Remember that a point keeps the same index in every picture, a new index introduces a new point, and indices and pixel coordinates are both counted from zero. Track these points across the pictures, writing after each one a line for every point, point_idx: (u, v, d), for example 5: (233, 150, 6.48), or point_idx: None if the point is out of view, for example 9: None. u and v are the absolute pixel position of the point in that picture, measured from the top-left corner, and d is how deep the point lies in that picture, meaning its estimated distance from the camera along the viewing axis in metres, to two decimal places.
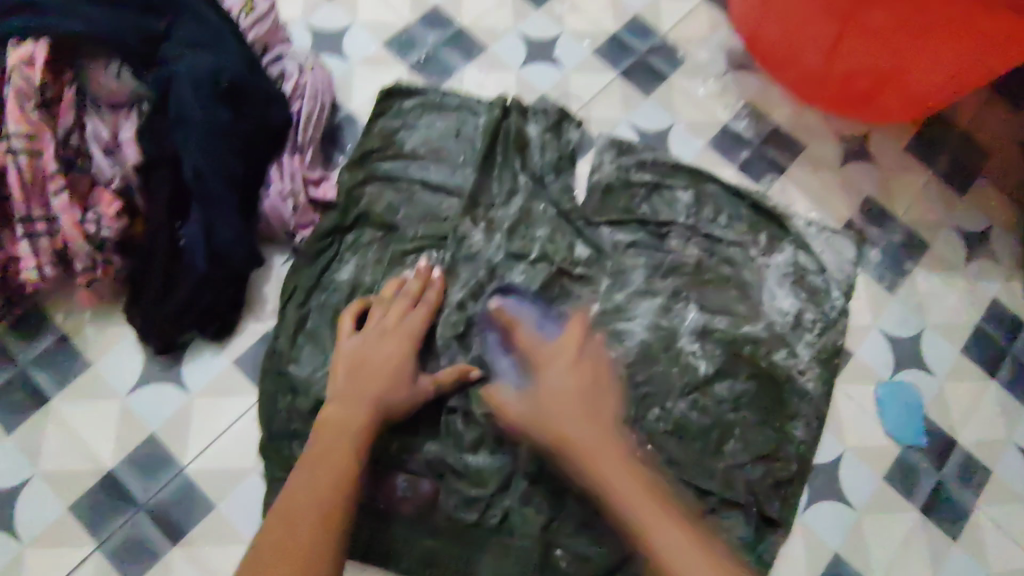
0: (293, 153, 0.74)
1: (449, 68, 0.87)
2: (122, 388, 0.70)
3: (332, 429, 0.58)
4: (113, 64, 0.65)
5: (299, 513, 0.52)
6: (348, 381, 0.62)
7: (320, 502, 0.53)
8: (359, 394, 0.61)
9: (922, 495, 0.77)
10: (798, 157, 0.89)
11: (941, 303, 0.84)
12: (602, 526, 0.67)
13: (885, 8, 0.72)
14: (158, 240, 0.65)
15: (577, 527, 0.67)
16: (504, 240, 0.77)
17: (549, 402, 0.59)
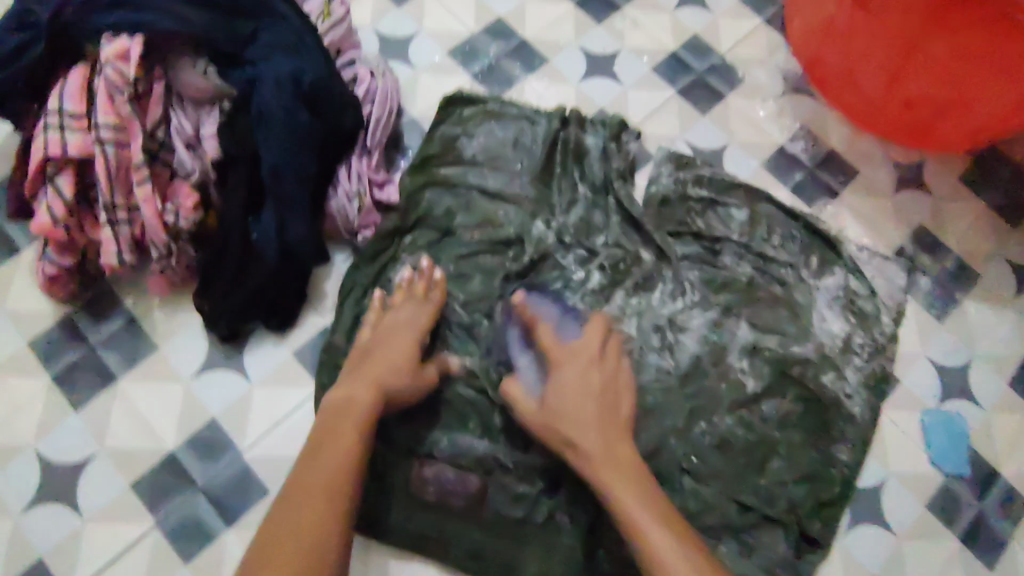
0: (361, 155, 0.76)
1: (509, 78, 0.90)
2: (185, 374, 0.72)
3: (338, 413, 0.60)
4: (201, 61, 0.68)
5: (304, 498, 0.54)
6: (352, 372, 0.64)
7: (326, 489, 0.54)
8: (362, 381, 0.63)
9: (967, 528, 0.75)
10: (852, 182, 0.88)
11: (993, 334, 0.83)
12: None
13: (954, 35, 0.72)
14: (231, 237, 0.68)
15: None
16: (564, 245, 0.80)
17: (561, 409, 0.63)
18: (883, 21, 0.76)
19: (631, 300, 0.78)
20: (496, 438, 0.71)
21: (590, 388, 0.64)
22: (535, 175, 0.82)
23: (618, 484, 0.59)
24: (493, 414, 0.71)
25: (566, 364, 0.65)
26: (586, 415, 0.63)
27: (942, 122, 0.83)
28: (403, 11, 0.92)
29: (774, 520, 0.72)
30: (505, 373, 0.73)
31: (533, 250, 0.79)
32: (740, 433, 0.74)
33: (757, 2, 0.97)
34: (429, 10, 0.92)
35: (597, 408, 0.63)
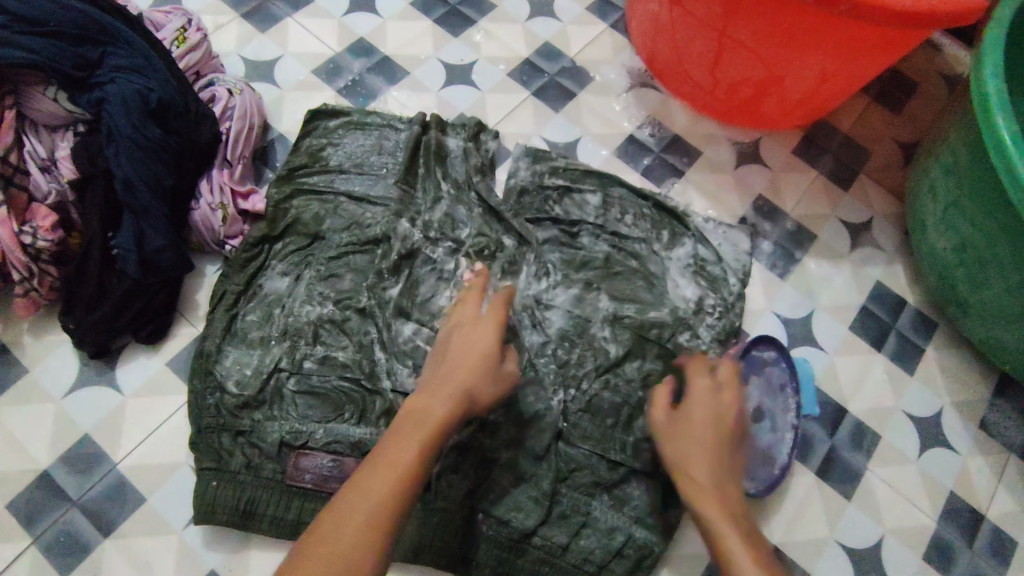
0: (223, 168, 0.80)
1: (373, 92, 0.95)
2: (58, 393, 0.73)
3: (411, 421, 0.55)
4: (50, 88, 0.70)
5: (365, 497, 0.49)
6: (438, 366, 0.60)
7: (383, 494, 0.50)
8: (443, 386, 0.58)
9: (821, 462, 0.81)
10: (696, 163, 0.97)
11: (831, 285, 0.91)
12: (519, 495, 0.73)
13: (749, 24, 0.81)
14: (92, 250, 0.70)
15: (500, 494, 0.73)
16: (431, 238, 0.83)
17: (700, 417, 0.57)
18: (694, 14, 0.86)
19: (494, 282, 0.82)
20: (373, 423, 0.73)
21: (715, 432, 0.57)
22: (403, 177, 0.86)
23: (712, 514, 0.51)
24: (373, 401, 0.74)
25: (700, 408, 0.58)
26: (705, 464, 0.54)
27: (767, 99, 0.93)
28: (267, 37, 0.97)
29: (643, 473, 0.75)
30: (382, 361, 0.75)
31: (402, 243, 0.81)
32: (607, 396, 0.78)
33: (601, 11, 1.07)
34: (293, 34, 0.97)
35: (712, 446, 0.55)
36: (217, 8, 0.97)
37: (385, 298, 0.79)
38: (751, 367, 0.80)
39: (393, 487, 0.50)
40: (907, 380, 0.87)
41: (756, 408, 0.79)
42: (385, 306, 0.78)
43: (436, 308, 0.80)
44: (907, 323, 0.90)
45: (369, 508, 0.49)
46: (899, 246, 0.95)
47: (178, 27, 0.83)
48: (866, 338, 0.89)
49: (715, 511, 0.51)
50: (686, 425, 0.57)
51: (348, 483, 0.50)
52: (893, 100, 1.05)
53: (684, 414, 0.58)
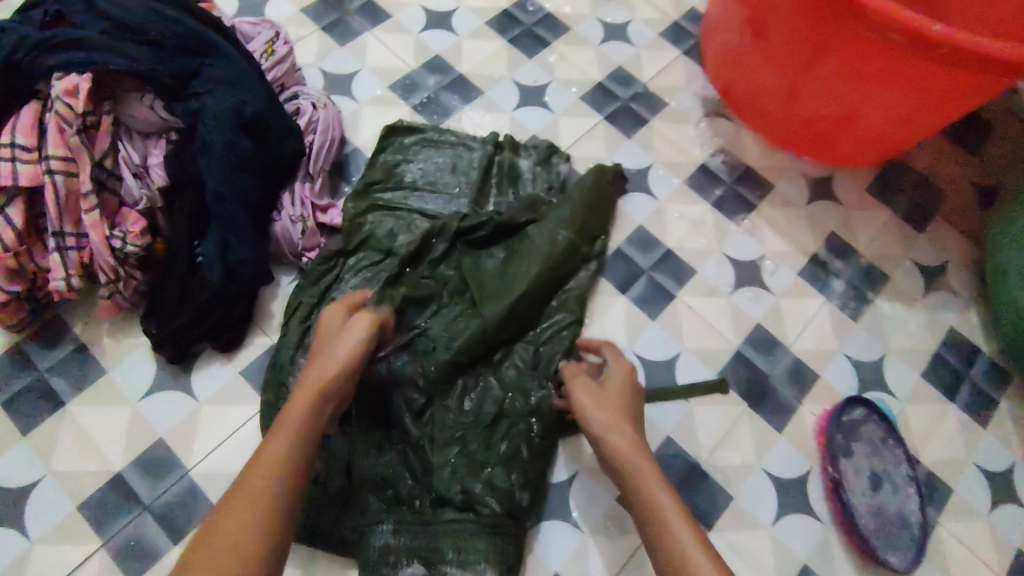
0: (304, 181, 0.81)
1: (447, 109, 0.95)
2: (134, 395, 0.74)
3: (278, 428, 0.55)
4: (147, 96, 0.72)
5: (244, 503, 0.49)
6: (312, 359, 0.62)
7: (266, 495, 0.50)
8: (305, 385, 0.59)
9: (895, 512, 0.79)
10: (768, 196, 0.95)
11: (903, 330, 0.89)
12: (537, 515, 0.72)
13: (833, 61, 0.81)
14: (178, 258, 0.71)
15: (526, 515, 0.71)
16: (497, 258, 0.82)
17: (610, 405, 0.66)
18: (775, 48, 0.85)
19: (568, 306, 0.81)
20: (444, 447, 0.72)
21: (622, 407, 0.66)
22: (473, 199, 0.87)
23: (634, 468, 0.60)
24: (454, 419, 0.74)
25: (613, 379, 0.69)
26: (624, 429, 0.64)
27: (846, 136, 0.91)
28: (346, 51, 0.98)
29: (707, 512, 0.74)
30: (455, 381, 0.76)
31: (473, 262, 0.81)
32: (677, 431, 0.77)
33: (675, 37, 1.06)
34: (371, 49, 0.98)
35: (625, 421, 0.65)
36: (298, 19, 0.99)
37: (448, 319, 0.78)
38: (846, 434, 0.79)
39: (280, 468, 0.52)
40: (979, 432, 0.85)
41: (869, 476, 0.77)
42: (457, 326, 0.77)
43: (508, 324, 0.77)
44: (981, 374, 0.88)
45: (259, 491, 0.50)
46: (973, 293, 0.93)
47: (268, 40, 0.84)
48: (938, 386, 0.86)
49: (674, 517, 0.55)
50: (603, 391, 0.67)
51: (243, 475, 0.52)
52: (970, 141, 1.03)
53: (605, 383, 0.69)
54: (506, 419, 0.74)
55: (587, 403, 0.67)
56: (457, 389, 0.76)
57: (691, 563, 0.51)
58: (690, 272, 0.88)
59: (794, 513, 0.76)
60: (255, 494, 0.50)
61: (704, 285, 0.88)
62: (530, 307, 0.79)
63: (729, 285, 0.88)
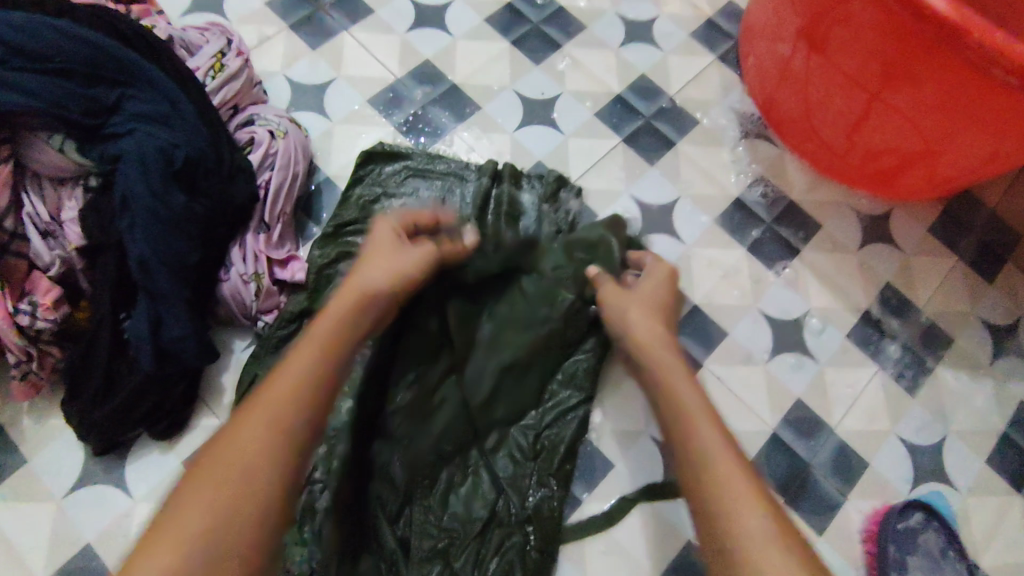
0: (259, 230, 0.67)
1: (437, 129, 0.81)
2: (58, 491, 0.63)
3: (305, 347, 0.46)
4: (56, 135, 0.57)
5: (283, 391, 0.43)
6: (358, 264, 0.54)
7: (285, 410, 0.42)
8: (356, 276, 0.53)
9: None
10: (813, 238, 0.81)
11: (967, 405, 0.76)
12: None
13: (915, 88, 0.65)
14: (101, 333, 0.59)
15: None
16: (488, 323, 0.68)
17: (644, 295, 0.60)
18: (839, 65, 0.70)
19: (576, 382, 0.69)
20: (423, 566, 0.61)
21: (655, 300, 0.60)
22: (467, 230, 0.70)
23: (664, 362, 0.53)
24: (436, 526, 0.63)
25: (649, 283, 0.62)
26: (655, 323, 0.57)
27: (914, 171, 0.76)
28: (318, 55, 0.82)
29: None
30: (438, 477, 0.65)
31: (455, 329, 0.66)
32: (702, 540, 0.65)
33: (709, 39, 0.90)
34: (349, 53, 0.83)
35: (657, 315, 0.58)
36: (262, 16, 0.83)
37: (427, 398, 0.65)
38: (902, 546, 0.67)
39: (314, 379, 0.44)
40: None
41: None
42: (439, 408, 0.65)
43: (495, 409, 0.66)
44: None
45: (275, 409, 0.42)
46: None
47: (216, 52, 0.69)
48: (1006, 474, 0.74)
49: (701, 419, 0.47)
50: (636, 291, 0.61)
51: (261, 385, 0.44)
52: None
53: (639, 288, 0.61)
54: (498, 527, 0.63)
55: (621, 302, 0.60)
56: (440, 488, 0.64)
57: (724, 477, 0.43)
58: (720, 333, 0.75)
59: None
60: (293, 383, 0.44)
61: (736, 350, 0.74)
62: (518, 383, 0.67)
63: (765, 349, 0.75)
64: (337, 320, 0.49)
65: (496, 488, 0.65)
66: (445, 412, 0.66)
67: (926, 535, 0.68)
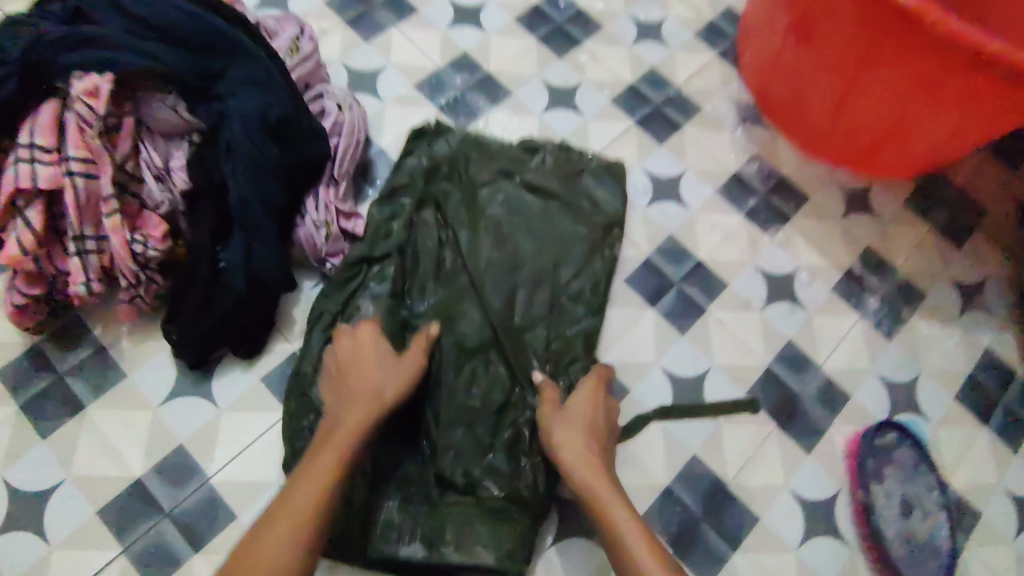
0: (328, 185, 0.78)
1: (474, 111, 0.93)
2: (154, 400, 0.73)
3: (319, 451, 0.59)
4: (170, 98, 0.70)
5: (306, 491, 0.56)
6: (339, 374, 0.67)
7: (296, 524, 0.54)
8: (357, 391, 0.65)
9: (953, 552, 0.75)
10: (802, 207, 0.92)
11: (938, 350, 0.86)
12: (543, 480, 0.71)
13: (888, 71, 0.77)
14: (200, 264, 0.69)
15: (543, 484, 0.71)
16: (500, 250, 0.79)
17: (576, 419, 0.68)
18: (823, 54, 0.82)
19: (584, 298, 0.80)
20: (455, 430, 0.72)
21: (590, 418, 0.68)
22: (502, 174, 0.83)
23: (597, 489, 0.62)
24: (462, 405, 0.73)
25: (577, 402, 0.69)
26: (586, 444, 0.65)
27: (889, 148, 0.88)
28: (371, 47, 0.95)
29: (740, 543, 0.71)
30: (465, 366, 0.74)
31: (483, 249, 0.79)
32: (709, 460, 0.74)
33: (711, 38, 1.03)
34: (398, 45, 0.96)
35: (586, 434, 0.67)
36: (323, 13, 0.96)
37: (455, 306, 0.76)
38: (877, 458, 0.78)
39: (322, 490, 0.56)
40: (1013, 458, 0.83)
41: (901, 502, 0.77)
42: (461, 312, 0.76)
43: (517, 309, 0.77)
44: (1017, 396, 0.86)
45: (284, 530, 0.53)
46: (1011, 313, 0.90)
47: (292, 37, 0.82)
48: (972, 409, 0.84)
49: (636, 550, 0.57)
50: (565, 413, 0.68)
51: (286, 488, 0.57)
52: (1013, 153, 0.99)
53: (567, 406, 0.69)
54: (513, 410, 0.74)
55: (552, 423, 0.67)
56: (466, 373, 0.74)
57: None
58: (721, 285, 0.86)
59: (818, 537, 0.75)
60: (311, 493, 0.56)
61: (735, 299, 0.85)
62: (537, 290, 0.78)
63: (761, 299, 0.86)
64: (350, 429, 0.61)
65: (512, 377, 0.75)
66: (474, 313, 0.76)
67: (899, 450, 0.79)
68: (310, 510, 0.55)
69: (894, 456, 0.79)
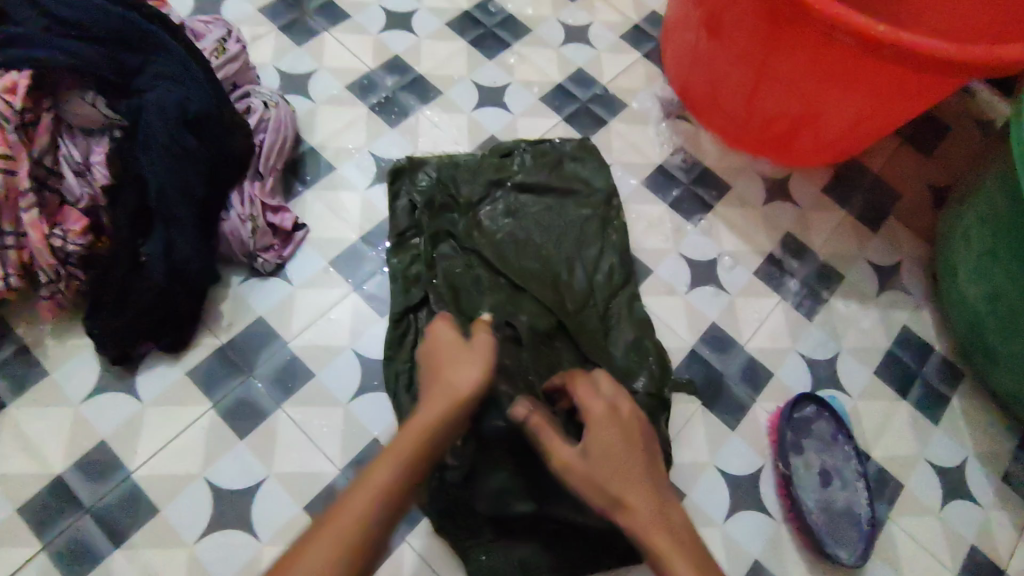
0: (254, 180, 0.80)
1: (404, 110, 0.95)
2: (76, 397, 0.73)
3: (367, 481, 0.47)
4: (89, 94, 0.71)
5: (347, 513, 0.45)
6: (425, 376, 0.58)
7: (342, 542, 0.44)
8: (433, 394, 0.55)
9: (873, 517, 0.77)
10: (725, 197, 0.96)
11: (857, 328, 0.90)
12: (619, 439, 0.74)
13: (787, 57, 0.81)
14: (120, 255, 0.70)
15: None
16: (519, 256, 0.81)
17: (604, 463, 0.54)
18: (731, 45, 0.86)
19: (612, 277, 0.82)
20: None
21: (631, 448, 0.55)
22: (493, 184, 0.85)
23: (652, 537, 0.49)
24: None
25: (595, 430, 0.57)
26: (635, 480, 0.53)
27: (803, 136, 0.92)
28: (303, 51, 0.97)
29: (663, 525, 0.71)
30: None
31: (512, 256, 0.81)
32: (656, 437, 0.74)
33: (635, 39, 1.07)
34: (329, 48, 0.98)
35: (638, 474, 0.54)
36: (255, 19, 0.98)
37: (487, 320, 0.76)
38: (797, 432, 0.80)
39: (372, 509, 0.46)
40: (932, 428, 0.85)
41: (820, 473, 0.78)
42: (523, 316, 0.77)
43: (566, 297, 0.79)
44: (934, 370, 0.89)
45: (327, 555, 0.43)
46: (927, 292, 0.94)
47: (218, 39, 0.83)
48: (892, 383, 0.87)
49: None
50: (588, 457, 0.55)
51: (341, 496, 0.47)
52: (925, 142, 1.04)
53: (589, 442, 0.56)
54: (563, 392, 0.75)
55: (578, 465, 0.55)
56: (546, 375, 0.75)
57: None
58: (647, 271, 0.88)
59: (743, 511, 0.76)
60: (353, 525, 0.44)
61: (661, 284, 0.88)
62: (561, 278, 0.81)
63: (685, 284, 0.89)
64: (417, 430, 0.52)
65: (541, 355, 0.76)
66: (531, 316, 0.78)
67: (818, 422, 0.81)
68: (356, 539, 0.44)
69: (813, 429, 0.81)
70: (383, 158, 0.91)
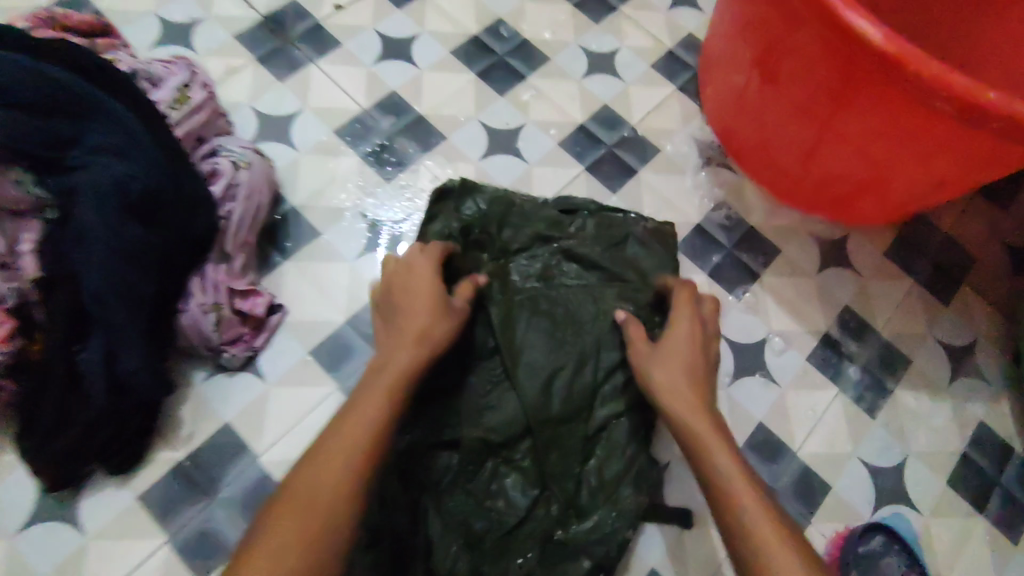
0: (218, 262, 0.67)
1: (402, 158, 0.82)
2: (10, 528, 0.62)
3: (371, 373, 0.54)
4: (13, 170, 0.57)
5: (355, 418, 0.50)
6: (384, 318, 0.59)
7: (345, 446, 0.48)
8: (401, 334, 0.57)
9: None
10: (773, 263, 0.83)
11: (926, 426, 0.77)
12: None
13: (863, 117, 0.67)
14: (54, 364, 0.58)
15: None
16: (527, 326, 0.68)
17: (672, 365, 0.58)
18: (793, 94, 0.71)
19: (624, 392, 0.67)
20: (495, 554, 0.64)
21: (692, 362, 0.58)
22: (539, 239, 0.74)
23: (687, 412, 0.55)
24: (475, 517, 0.65)
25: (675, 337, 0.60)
26: (682, 373, 0.57)
27: (866, 197, 0.78)
28: (285, 87, 0.84)
29: None
30: (484, 465, 0.66)
31: (520, 323, 0.68)
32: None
33: (669, 69, 0.93)
34: (315, 83, 0.84)
35: (693, 380, 0.57)
36: (229, 49, 0.85)
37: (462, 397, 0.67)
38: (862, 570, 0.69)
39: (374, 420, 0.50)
40: (1015, 551, 0.73)
41: None
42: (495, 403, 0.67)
43: (557, 398, 0.66)
44: (1015, 478, 0.76)
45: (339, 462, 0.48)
46: (1006, 380, 0.81)
47: (180, 85, 0.70)
48: (966, 495, 0.75)
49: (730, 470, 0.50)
50: (660, 355, 0.59)
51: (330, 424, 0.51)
52: (1001, 195, 0.90)
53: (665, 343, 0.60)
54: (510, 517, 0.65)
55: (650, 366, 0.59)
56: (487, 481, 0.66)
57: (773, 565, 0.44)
58: None
59: None
60: (354, 434, 0.49)
61: None
62: (561, 370, 0.66)
63: (727, 374, 0.76)
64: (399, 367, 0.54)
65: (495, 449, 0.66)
66: (506, 405, 0.66)
67: (891, 559, 0.69)
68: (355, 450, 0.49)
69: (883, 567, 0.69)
70: (376, 220, 0.78)
